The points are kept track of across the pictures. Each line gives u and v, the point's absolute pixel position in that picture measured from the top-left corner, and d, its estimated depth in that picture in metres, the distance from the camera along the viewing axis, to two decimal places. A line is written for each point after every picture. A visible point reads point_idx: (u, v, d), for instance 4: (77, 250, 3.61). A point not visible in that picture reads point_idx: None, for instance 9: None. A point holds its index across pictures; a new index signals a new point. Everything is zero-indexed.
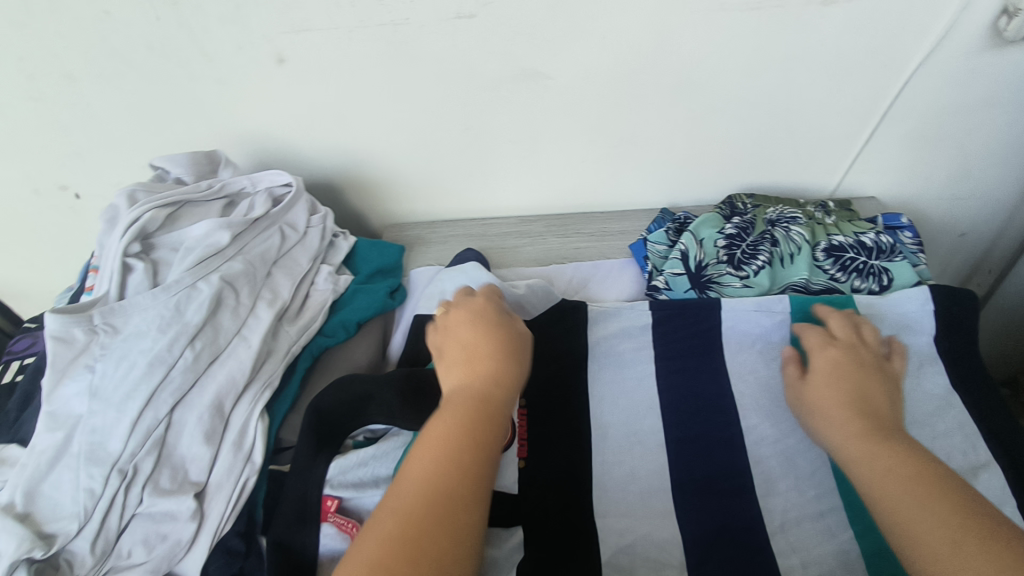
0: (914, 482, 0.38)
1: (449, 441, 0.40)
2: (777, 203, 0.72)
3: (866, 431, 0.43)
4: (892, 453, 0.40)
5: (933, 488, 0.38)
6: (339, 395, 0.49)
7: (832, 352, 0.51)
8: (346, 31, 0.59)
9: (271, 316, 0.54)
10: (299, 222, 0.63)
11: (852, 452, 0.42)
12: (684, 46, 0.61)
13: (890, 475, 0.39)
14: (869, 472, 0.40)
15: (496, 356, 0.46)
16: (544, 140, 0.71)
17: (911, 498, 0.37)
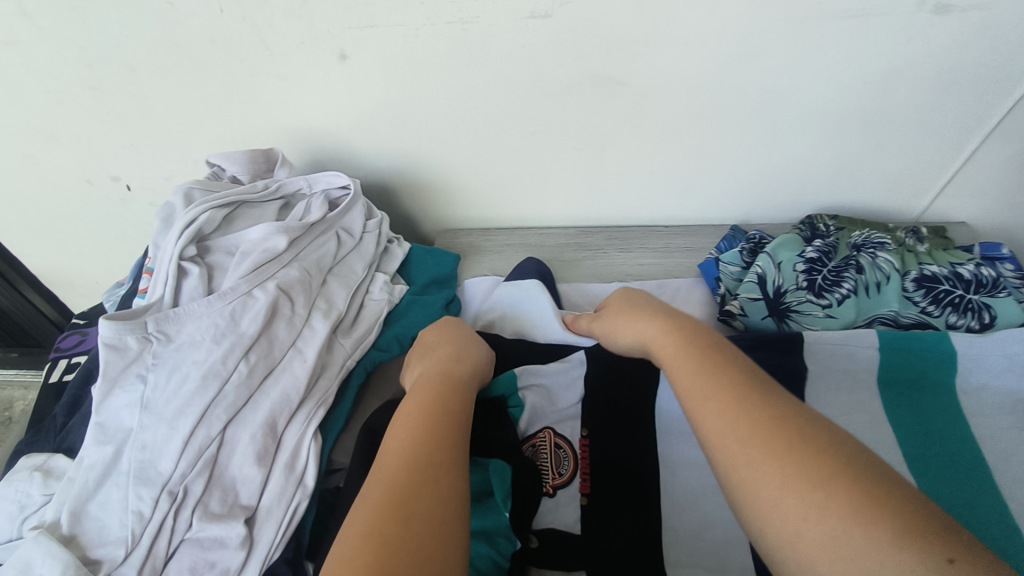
0: (717, 373, 0.40)
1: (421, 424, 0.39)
2: (864, 226, 0.67)
3: (678, 349, 0.44)
4: (697, 353, 0.42)
5: (737, 378, 0.39)
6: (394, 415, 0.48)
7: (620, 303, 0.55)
8: (413, 28, 0.56)
9: (327, 328, 0.51)
10: (356, 227, 0.60)
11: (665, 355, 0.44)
12: (775, 56, 0.56)
13: (697, 367, 0.41)
14: (680, 370, 0.42)
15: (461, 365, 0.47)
16: (612, 150, 0.67)
17: (720, 388, 0.38)
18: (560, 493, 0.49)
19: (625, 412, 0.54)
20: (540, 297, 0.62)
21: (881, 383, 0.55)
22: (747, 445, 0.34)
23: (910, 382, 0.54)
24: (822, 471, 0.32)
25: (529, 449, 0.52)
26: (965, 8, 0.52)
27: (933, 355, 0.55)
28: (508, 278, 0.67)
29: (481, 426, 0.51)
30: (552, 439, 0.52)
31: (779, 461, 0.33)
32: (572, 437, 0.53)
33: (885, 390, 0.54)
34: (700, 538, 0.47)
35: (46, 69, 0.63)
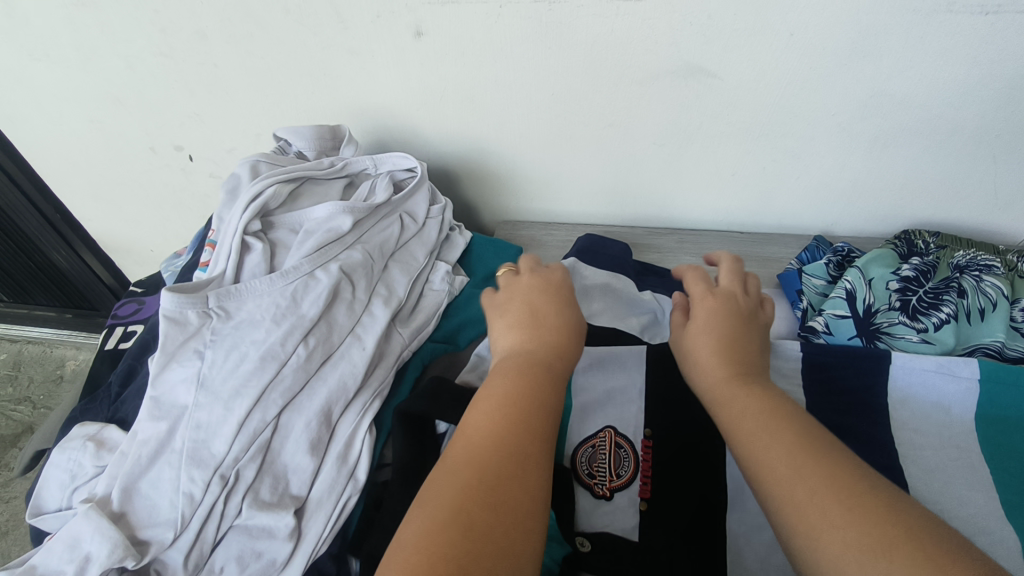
0: (774, 423, 0.38)
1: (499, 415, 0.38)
2: (967, 246, 0.61)
3: (745, 404, 0.40)
4: (758, 406, 0.40)
5: (794, 428, 0.37)
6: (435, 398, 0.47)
7: (711, 302, 0.49)
8: (496, 7, 0.54)
9: (387, 316, 0.49)
10: (419, 211, 0.58)
11: (722, 400, 0.42)
12: (889, 53, 0.52)
13: (752, 416, 0.39)
14: (735, 416, 0.40)
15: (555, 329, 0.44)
16: (691, 146, 0.63)
17: (776, 438, 0.37)
18: (618, 496, 0.46)
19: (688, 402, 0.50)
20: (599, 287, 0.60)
21: (977, 420, 0.50)
22: (808, 502, 0.32)
23: (1011, 423, 0.49)
24: (885, 532, 0.30)
25: (587, 450, 0.48)
26: None
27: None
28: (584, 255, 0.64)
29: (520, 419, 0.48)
30: (613, 439, 0.49)
31: (837, 518, 0.31)
32: (634, 437, 0.49)
33: (982, 428, 0.49)
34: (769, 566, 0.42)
35: (120, 31, 0.62)
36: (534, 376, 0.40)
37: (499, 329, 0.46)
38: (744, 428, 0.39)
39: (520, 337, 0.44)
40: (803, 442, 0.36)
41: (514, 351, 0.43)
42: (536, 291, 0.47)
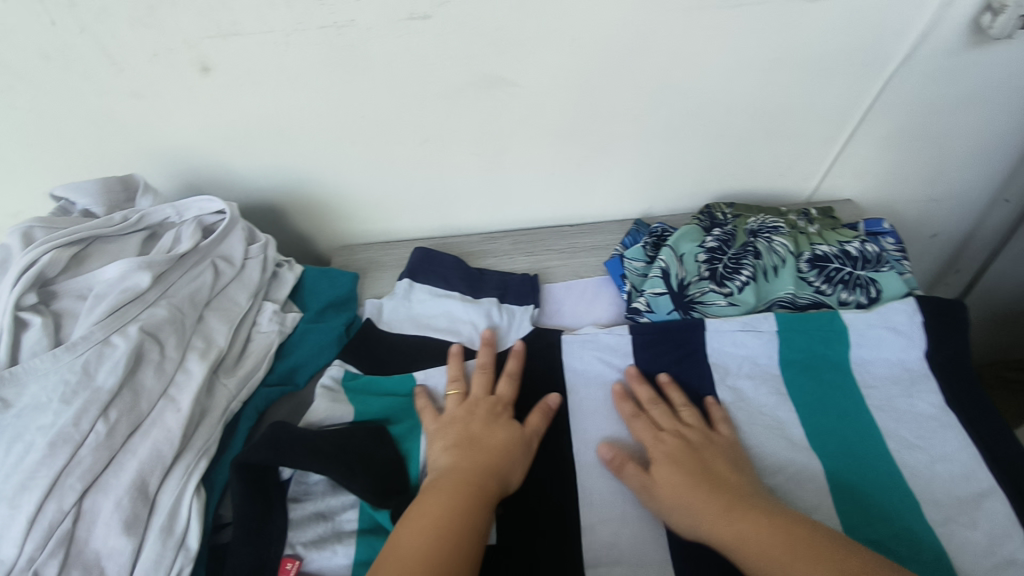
0: (809, 556, 0.39)
1: (425, 545, 0.39)
2: (757, 212, 0.68)
3: (762, 533, 0.41)
4: (780, 538, 0.41)
5: (833, 560, 0.39)
6: (291, 445, 0.45)
7: (666, 445, 0.50)
8: (282, 35, 0.53)
9: (205, 370, 0.46)
10: (235, 254, 0.55)
11: (725, 538, 0.42)
12: (660, 48, 0.56)
13: (782, 554, 0.40)
14: (760, 551, 0.40)
15: (494, 451, 0.48)
16: (508, 152, 0.65)
17: (802, 569, 0.38)
18: None
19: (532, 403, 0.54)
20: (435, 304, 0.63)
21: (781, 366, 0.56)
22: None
23: (801, 363, 0.56)
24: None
25: None
26: None
27: (824, 333, 0.57)
28: (423, 274, 0.66)
29: (369, 456, 0.48)
30: None
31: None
32: None
33: (787, 371, 0.56)
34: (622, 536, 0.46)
35: None
36: (470, 495, 0.43)
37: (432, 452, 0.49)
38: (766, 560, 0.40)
39: (460, 455, 0.47)
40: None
41: (451, 467, 0.46)
42: (472, 419, 0.50)
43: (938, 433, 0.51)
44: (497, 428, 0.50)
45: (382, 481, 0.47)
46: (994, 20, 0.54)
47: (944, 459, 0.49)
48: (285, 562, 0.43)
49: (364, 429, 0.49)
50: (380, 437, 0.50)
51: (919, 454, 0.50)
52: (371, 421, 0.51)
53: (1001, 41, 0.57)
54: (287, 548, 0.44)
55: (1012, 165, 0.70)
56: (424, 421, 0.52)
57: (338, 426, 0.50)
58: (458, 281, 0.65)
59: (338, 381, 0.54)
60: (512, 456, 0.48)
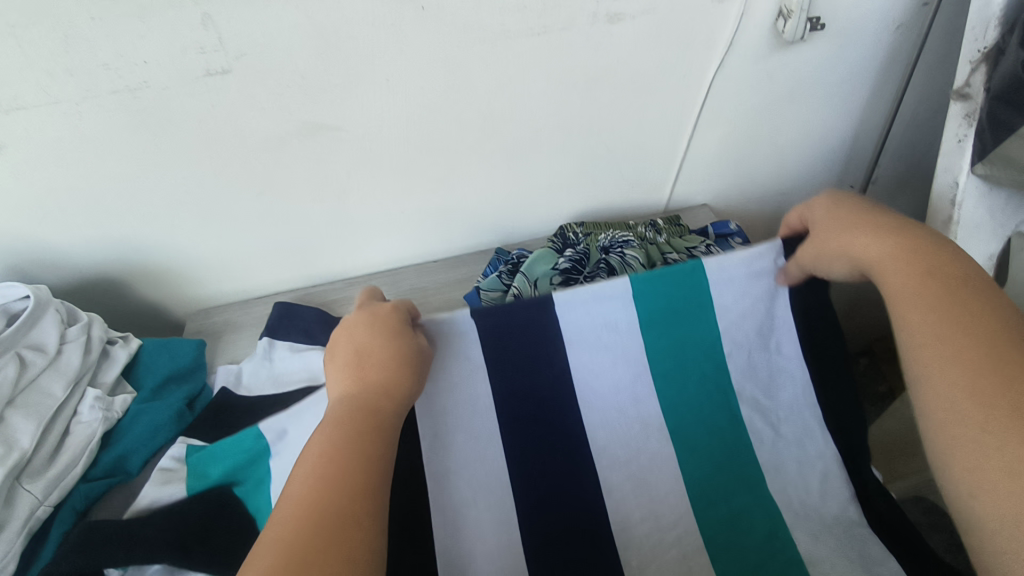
0: (951, 320, 0.34)
1: (324, 483, 0.32)
2: (607, 228, 0.69)
3: (922, 283, 0.36)
4: (935, 300, 0.35)
5: (973, 332, 0.33)
6: (110, 539, 0.42)
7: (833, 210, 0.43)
8: (72, 105, 0.50)
9: (0, 478, 0.42)
10: (48, 340, 0.51)
11: (895, 294, 0.36)
12: (479, 81, 0.56)
13: (926, 317, 0.34)
14: (903, 312, 0.36)
15: (388, 360, 0.39)
16: (352, 195, 0.63)
17: (944, 335, 0.33)
18: None
19: None
20: (297, 359, 0.58)
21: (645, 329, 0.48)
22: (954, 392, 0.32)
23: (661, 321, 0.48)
24: None
25: None
26: (634, 13, 0.54)
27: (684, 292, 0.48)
28: (285, 334, 0.62)
29: (207, 528, 0.44)
30: None
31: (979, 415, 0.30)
32: None
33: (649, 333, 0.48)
34: (475, 555, 0.42)
35: None
36: (364, 419, 0.36)
37: (330, 377, 0.40)
38: (902, 303, 0.36)
39: (356, 371, 0.39)
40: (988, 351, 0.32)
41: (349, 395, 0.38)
42: (359, 327, 0.41)
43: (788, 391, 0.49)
44: (386, 328, 0.41)
45: (229, 550, 0.43)
46: (786, 25, 0.57)
47: (789, 418, 0.48)
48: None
49: (202, 499, 0.46)
50: (222, 503, 0.46)
51: (766, 415, 0.48)
52: (212, 491, 0.47)
53: (800, 43, 0.60)
54: None
55: (842, 154, 0.75)
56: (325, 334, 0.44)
57: (168, 507, 0.46)
58: (321, 333, 0.62)
59: (181, 459, 0.50)
60: (404, 367, 0.39)
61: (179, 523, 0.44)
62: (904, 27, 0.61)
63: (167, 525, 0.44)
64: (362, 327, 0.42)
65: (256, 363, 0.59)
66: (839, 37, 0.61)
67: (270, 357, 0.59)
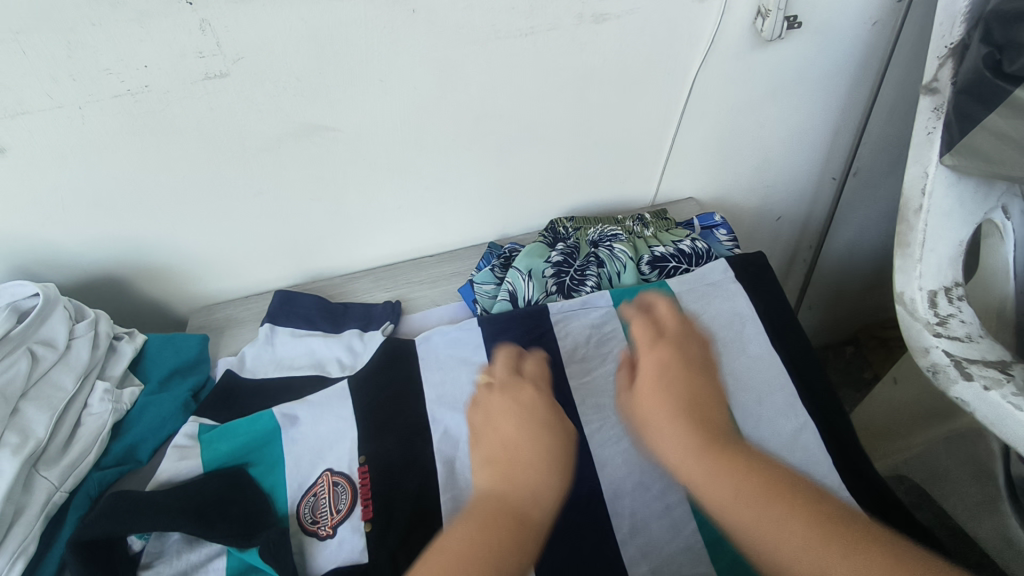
0: (756, 484, 0.36)
1: (465, 558, 0.35)
2: (596, 222, 0.72)
3: (701, 447, 0.39)
4: (737, 468, 0.38)
5: (786, 491, 0.36)
6: (135, 505, 0.46)
7: (659, 348, 0.47)
8: (75, 108, 0.51)
9: (18, 465, 0.44)
10: (58, 335, 0.53)
11: (697, 471, 0.39)
12: (469, 81, 0.58)
13: (727, 485, 0.37)
14: (709, 480, 0.38)
15: (539, 460, 0.42)
16: (348, 193, 0.65)
17: (749, 506, 0.36)
18: (339, 530, 0.49)
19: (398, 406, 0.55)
20: (296, 343, 0.62)
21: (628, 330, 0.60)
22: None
23: None
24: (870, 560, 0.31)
25: (310, 500, 0.51)
26: (618, 13, 0.56)
27: None
28: (283, 323, 0.64)
29: (225, 502, 0.49)
30: (330, 479, 0.52)
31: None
32: (350, 471, 0.52)
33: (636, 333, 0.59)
34: None
35: None
36: (512, 514, 0.39)
37: (473, 467, 0.44)
38: (707, 480, 0.38)
39: (501, 466, 0.42)
40: (797, 508, 0.35)
41: (491, 491, 0.41)
42: (508, 413, 0.45)
43: (765, 373, 0.56)
44: (541, 422, 0.44)
45: (246, 523, 0.48)
46: (764, 23, 0.59)
47: (768, 394, 0.54)
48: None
49: (222, 478, 0.50)
50: (238, 479, 0.51)
51: (746, 393, 0.54)
52: (227, 468, 0.52)
53: (778, 41, 0.62)
54: None
55: (823, 148, 0.77)
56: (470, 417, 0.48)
57: (188, 481, 0.50)
58: (321, 320, 0.65)
59: (195, 436, 0.53)
60: (551, 452, 0.43)
61: (200, 495, 0.48)
62: (880, 23, 0.64)
63: (187, 497, 0.48)
64: (510, 419, 0.45)
65: (254, 347, 0.62)
66: (816, 34, 0.63)
67: (267, 340, 0.62)
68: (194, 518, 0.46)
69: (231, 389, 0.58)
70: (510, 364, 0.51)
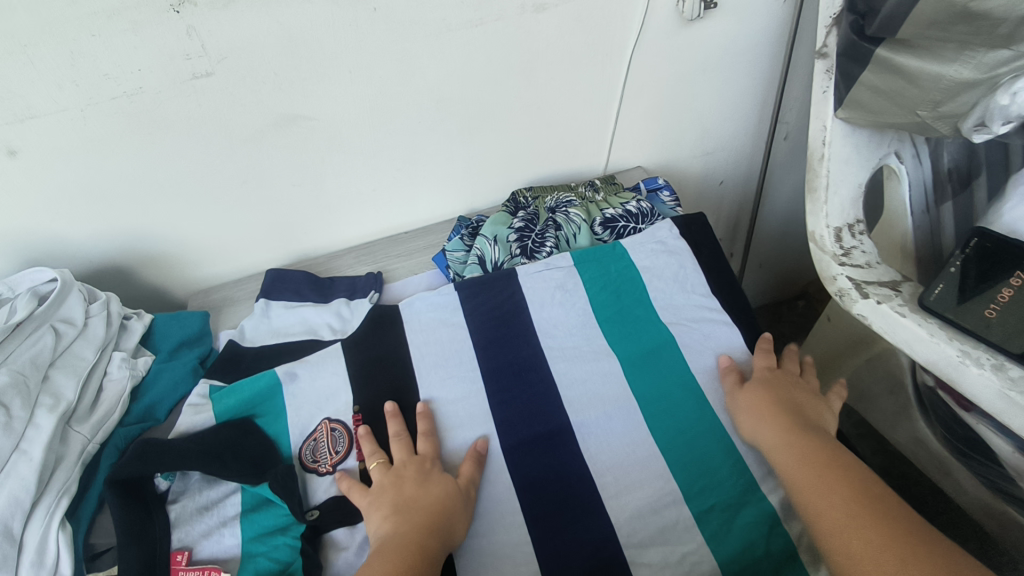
0: (836, 469, 0.49)
1: None
2: (553, 191, 0.80)
3: (799, 432, 0.52)
4: (822, 455, 0.50)
5: (856, 474, 0.48)
6: (157, 452, 0.52)
7: (779, 373, 0.59)
8: (78, 111, 0.58)
9: (54, 421, 0.52)
10: (76, 314, 0.59)
11: (786, 451, 0.51)
12: (428, 69, 0.65)
13: (818, 469, 0.49)
14: (801, 476, 0.49)
15: (436, 520, 0.49)
16: (327, 177, 0.72)
17: (830, 475, 0.48)
18: (339, 467, 0.56)
19: (384, 367, 0.63)
20: (289, 314, 0.69)
21: (587, 288, 0.68)
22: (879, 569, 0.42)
23: (600, 283, 0.68)
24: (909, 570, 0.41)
25: (310, 444, 0.58)
26: (556, 3, 0.64)
27: (607, 260, 0.70)
28: (275, 295, 0.71)
29: (237, 446, 0.56)
30: (327, 426, 0.59)
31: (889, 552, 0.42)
32: (346, 417, 0.59)
33: (593, 290, 0.67)
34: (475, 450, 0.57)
35: None
36: (412, 553, 0.46)
37: (370, 516, 0.51)
38: (799, 467, 0.50)
39: (400, 522, 0.49)
40: (859, 484, 0.47)
41: (392, 535, 0.48)
42: (406, 481, 0.52)
43: (706, 314, 0.65)
44: (447, 499, 0.51)
45: (258, 463, 0.55)
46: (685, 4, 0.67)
47: (709, 334, 0.63)
48: (206, 570, 0.49)
49: (231, 428, 0.57)
50: (247, 428, 0.58)
51: (692, 333, 0.63)
52: (236, 419, 0.58)
53: (700, 20, 0.71)
54: (174, 543, 0.50)
55: (754, 115, 0.86)
56: (373, 473, 0.54)
57: (203, 431, 0.57)
58: (310, 292, 0.72)
59: (206, 396, 0.60)
60: (451, 509, 0.50)
61: (216, 441, 0.55)
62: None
63: (203, 443, 0.54)
64: (410, 484, 0.52)
65: (251, 319, 0.69)
66: (734, 12, 0.71)
67: (262, 313, 0.69)
68: (214, 460, 0.53)
69: (233, 355, 0.65)
70: (404, 432, 0.57)
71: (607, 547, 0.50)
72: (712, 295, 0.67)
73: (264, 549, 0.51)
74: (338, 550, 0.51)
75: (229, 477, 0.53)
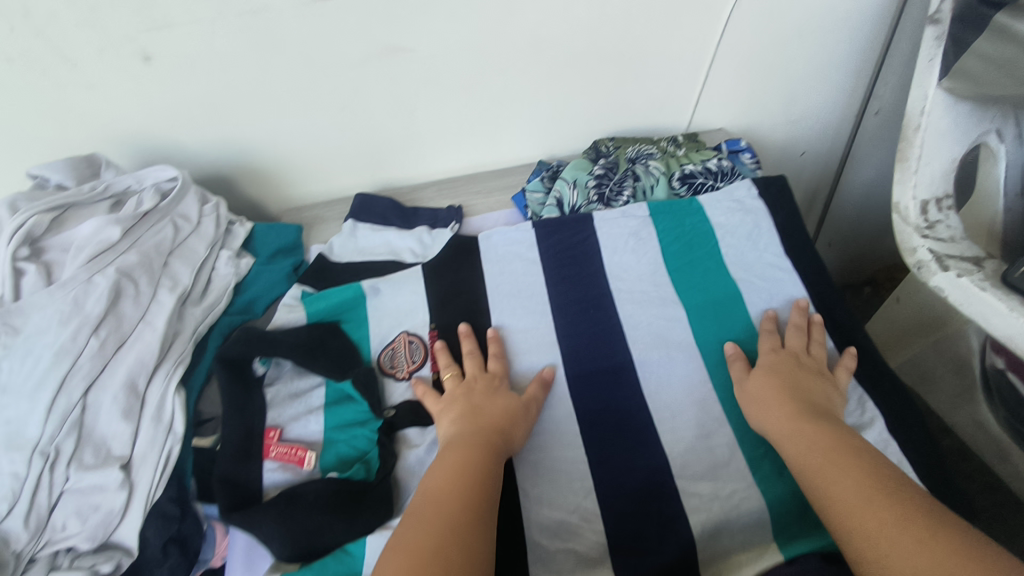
0: (830, 446, 0.46)
1: (456, 479, 0.46)
2: (634, 143, 0.82)
3: (797, 413, 0.50)
4: (827, 431, 0.47)
5: (830, 451, 0.46)
6: (257, 339, 0.58)
7: (784, 359, 0.56)
8: (206, 24, 0.62)
9: (173, 300, 0.58)
10: (192, 212, 0.66)
11: (785, 434, 0.49)
12: (529, 10, 0.67)
13: (819, 448, 0.46)
14: (808, 455, 0.46)
15: (500, 427, 0.52)
16: (420, 110, 0.76)
17: (814, 455, 0.46)
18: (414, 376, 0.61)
19: (460, 292, 0.67)
20: (375, 235, 0.74)
21: (660, 238, 0.70)
22: (887, 535, 0.38)
23: (674, 235, 0.70)
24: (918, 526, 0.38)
25: (388, 353, 0.63)
26: None
27: (682, 214, 0.71)
28: (362, 217, 0.76)
29: (324, 345, 0.61)
30: (405, 338, 0.63)
31: (896, 518, 0.39)
32: (423, 332, 0.64)
33: (666, 240, 0.69)
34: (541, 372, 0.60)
35: None
36: (479, 448, 0.49)
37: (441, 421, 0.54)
38: (800, 450, 0.47)
39: (468, 424, 0.52)
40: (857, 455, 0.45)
41: (460, 434, 0.52)
42: (475, 392, 0.56)
43: (776, 275, 0.66)
44: (511, 412, 0.54)
45: (342, 362, 0.61)
46: None
47: (777, 293, 0.65)
48: (294, 447, 0.54)
49: (320, 329, 0.62)
50: (334, 331, 0.63)
51: (759, 291, 0.65)
52: (324, 322, 0.64)
53: None
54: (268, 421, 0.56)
55: (846, 86, 0.85)
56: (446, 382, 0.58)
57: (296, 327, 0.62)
58: (393, 217, 0.76)
59: (299, 299, 0.65)
60: (515, 419, 0.54)
61: (307, 338, 0.60)
62: None
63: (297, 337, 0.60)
64: (478, 395, 0.56)
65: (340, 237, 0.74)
66: None
67: (351, 232, 0.74)
68: (305, 354, 0.58)
69: (322, 267, 0.70)
70: (477, 354, 0.60)
71: (662, 473, 0.53)
72: (784, 257, 0.67)
73: (344, 438, 0.56)
74: (409, 445, 0.56)
75: (318, 370, 0.58)
